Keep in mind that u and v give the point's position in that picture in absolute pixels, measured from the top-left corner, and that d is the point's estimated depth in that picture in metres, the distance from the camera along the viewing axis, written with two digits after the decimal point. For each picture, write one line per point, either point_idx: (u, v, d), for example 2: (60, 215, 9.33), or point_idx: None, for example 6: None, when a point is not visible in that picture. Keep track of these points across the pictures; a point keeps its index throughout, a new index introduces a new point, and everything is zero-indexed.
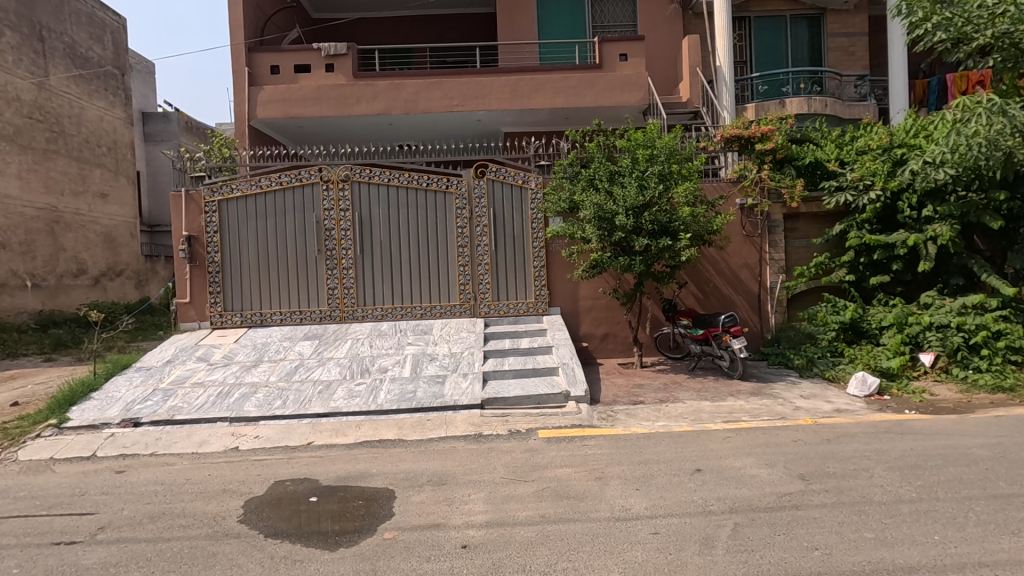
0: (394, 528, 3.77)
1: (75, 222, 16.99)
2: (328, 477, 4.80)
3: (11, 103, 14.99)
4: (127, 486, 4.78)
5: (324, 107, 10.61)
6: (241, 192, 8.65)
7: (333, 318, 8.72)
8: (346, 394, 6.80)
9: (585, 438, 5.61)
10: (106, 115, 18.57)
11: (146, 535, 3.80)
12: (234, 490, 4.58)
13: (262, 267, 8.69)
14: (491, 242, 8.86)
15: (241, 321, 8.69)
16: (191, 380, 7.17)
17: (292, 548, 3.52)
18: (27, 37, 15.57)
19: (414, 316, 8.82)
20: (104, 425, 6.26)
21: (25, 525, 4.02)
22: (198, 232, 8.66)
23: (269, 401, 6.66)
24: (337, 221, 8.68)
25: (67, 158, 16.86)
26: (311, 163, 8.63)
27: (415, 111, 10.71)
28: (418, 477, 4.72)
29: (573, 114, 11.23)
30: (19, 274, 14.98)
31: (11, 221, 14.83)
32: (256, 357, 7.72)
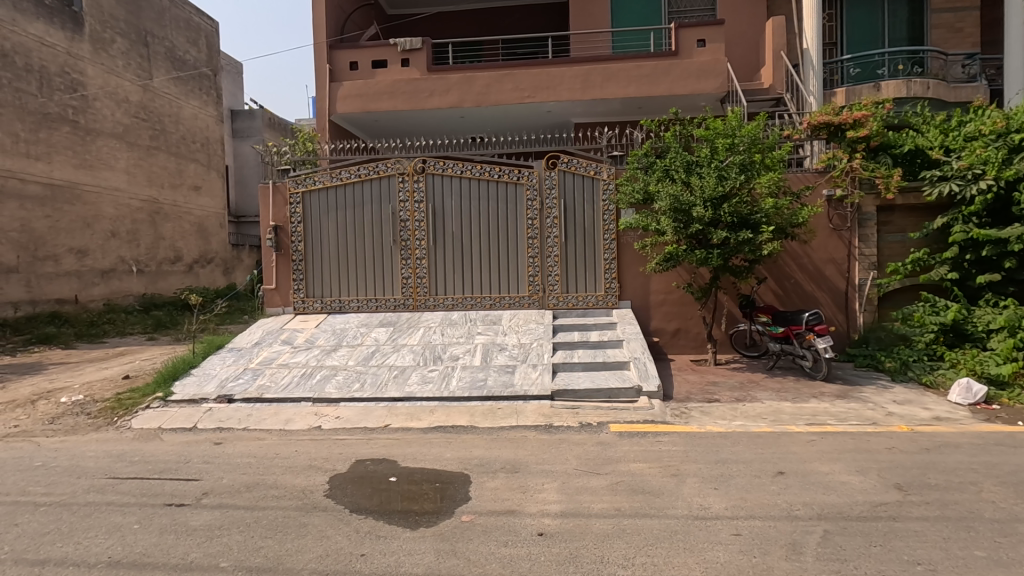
0: (471, 512, 3.86)
1: (173, 213, 18.44)
2: (405, 459, 4.98)
3: (120, 103, 16.44)
4: (224, 457, 5.16)
5: (399, 100, 10.90)
6: (323, 184, 9.06)
7: (406, 307, 8.99)
8: (420, 379, 7.01)
9: (658, 435, 5.50)
10: (200, 113, 19.94)
11: (244, 503, 4.10)
12: (319, 466, 4.85)
13: (342, 257, 9.09)
14: (561, 234, 8.84)
15: (322, 308, 9.13)
16: (277, 361, 7.63)
17: (375, 524, 3.69)
18: (134, 42, 16.99)
19: (483, 307, 8.95)
20: (202, 400, 6.78)
21: (141, 486, 4.45)
22: (284, 222, 9.17)
23: (348, 383, 6.99)
24: (412, 213, 8.93)
25: (167, 154, 18.27)
26: (388, 156, 8.91)
27: (487, 103, 10.80)
28: (491, 463, 4.81)
29: (646, 103, 10.96)
30: (126, 260, 16.48)
31: (119, 212, 16.29)
32: (335, 342, 8.09)
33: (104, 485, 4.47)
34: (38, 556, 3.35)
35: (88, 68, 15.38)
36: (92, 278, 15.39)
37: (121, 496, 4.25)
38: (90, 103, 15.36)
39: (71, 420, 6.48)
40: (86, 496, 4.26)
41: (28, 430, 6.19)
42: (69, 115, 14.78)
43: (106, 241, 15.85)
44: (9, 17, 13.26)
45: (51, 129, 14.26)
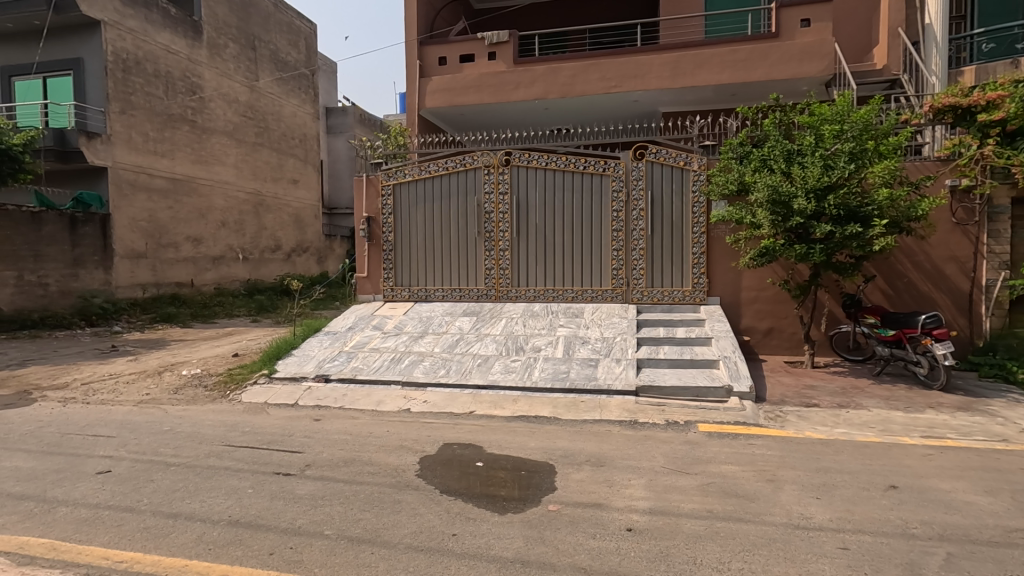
0: (558, 502, 3.87)
1: (274, 205, 19.83)
2: (491, 446, 5.09)
3: (231, 104, 17.86)
4: (323, 433, 5.50)
5: (486, 94, 11.05)
6: (412, 177, 9.38)
7: (489, 298, 9.13)
8: (503, 368, 7.11)
9: (750, 437, 5.25)
10: (299, 111, 21.24)
11: (343, 476, 4.36)
12: (410, 447, 5.05)
13: (428, 247, 9.38)
14: (647, 226, 8.62)
15: (409, 296, 9.48)
16: (368, 345, 8.02)
17: (465, 506, 3.80)
18: (243, 47, 18.37)
19: (565, 299, 8.92)
20: (302, 378, 7.28)
21: (253, 454, 4.85)
22: (376, 213, 9.59)
23: (435, 369, 7.23)
24: (496, 204, 9.04)
25: (270, 149, 19.65)
26: (474, 149, 9.06)
27: (573, 94, 10.70)
28: (576, 456, 4.80)
29: (741, 90, 10.43)
30: (234, 248, 17.96)
31: (229, 204, 17.77)
32: (422, 329, 8.38)
33: (222, 451, 4.92)
34: (171, 509, 3.74)
35: (205, 71, 16.83)
36: (204, 264, 16.91)
37: (236, 462, 4.66)
38: (206, 104, 16.82)
39: (192, 391, 7.18)
40: (207, 460, 4.71)
41: (157, 398, 6.93)
42: (189, 115, 16.25)
43: (217, 230, 17.34)
44: (141, 28, 14.78)
45: (174, 128, 15.76)
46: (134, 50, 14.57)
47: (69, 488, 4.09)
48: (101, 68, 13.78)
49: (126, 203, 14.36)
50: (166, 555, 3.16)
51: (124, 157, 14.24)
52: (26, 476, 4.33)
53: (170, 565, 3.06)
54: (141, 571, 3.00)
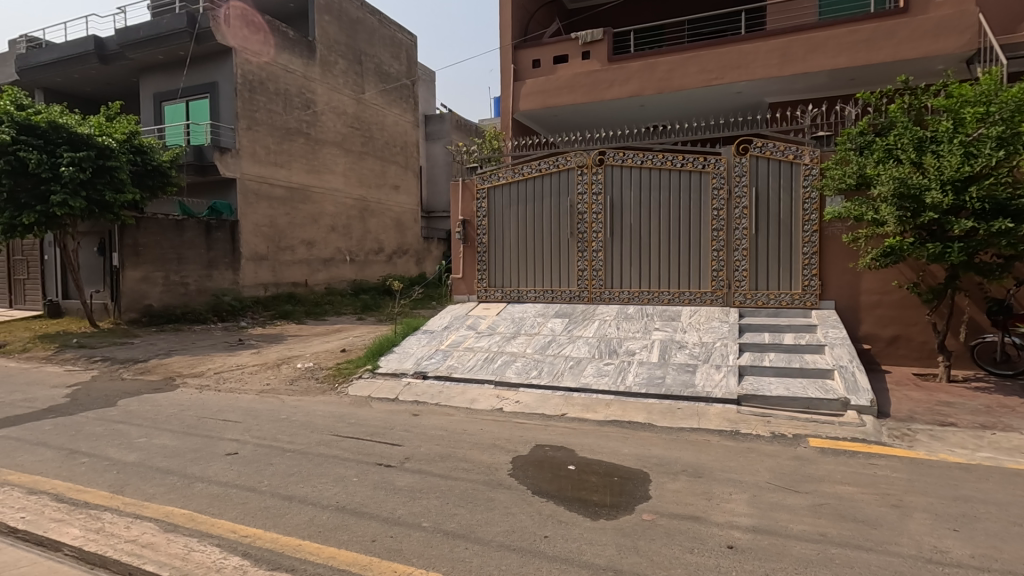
0: (652, 512, 3.74)
1: (377, 209, 21.02)
2: (583, 449, 5.03)
3: (340, 116, 19.18)
4: (421, 427, 5.74)
5: (579, 94, 10.97)
6: (506, 179, 9.52)
7: (581, 299, 9.05)
8: (595, 371, 7.02)
9: (870, 456, 4.77)
10: (400, 120, 22.32)
11: (439, 471, 4.52)
12: (503, 447, 5.12)
13: (521, 249, 9.48)
14: (751, 225, 8.13)
15: (502, 297, 9.64)
16: (463, 344, 8.26)
17: (557, 509, 3.79)
18: (351, 62, 19.66)
19: (660, 302, 8.64)
20: (402, 374, 7.64)
21: (358, 445, 5.17)
22: (471, 216, 9.85)
23: (527, 369, 7.28)
24: (590, 205, 8.92)
25: (374, 158, 20.84)
26: (567, 150, 9.02)
27: (670, 89, 10.33)
28: (672, 465, 4.61)
29: (861, 74, 9.51)
30: (342, 251, 19.28)
31: (338, 209, 19.09)
32: (515, 330, 8.48)
33: (330, 441, 5.28)
34: (286, 492, 4.08)
35: (318, 87, 18.22)
36: (317, 266, 18.30)
37: (343, 451, 4.99)
38: (318, 118, 18.20)
39: (305, 383, 7.81)
40: (318, 448, 5.08)
41: (276, 388, 7.62)
42: (303, 128, 17.67)
43: (328, 234, 18.70)
44: (265, 51, 16.32)
45: (291, 141, 17.22)
46: (259, 72, 16.11)
47: (204, 465, 4.61)
48: (232, 90, 15.38)
49: (252, 211, 15.91)
50: (283, 534, 3.45)
51: (249, 169, 15.79)
52: (170, 453, 4.92)
53: (286, 543, 3.33)
54: (261, 546, 3.30)
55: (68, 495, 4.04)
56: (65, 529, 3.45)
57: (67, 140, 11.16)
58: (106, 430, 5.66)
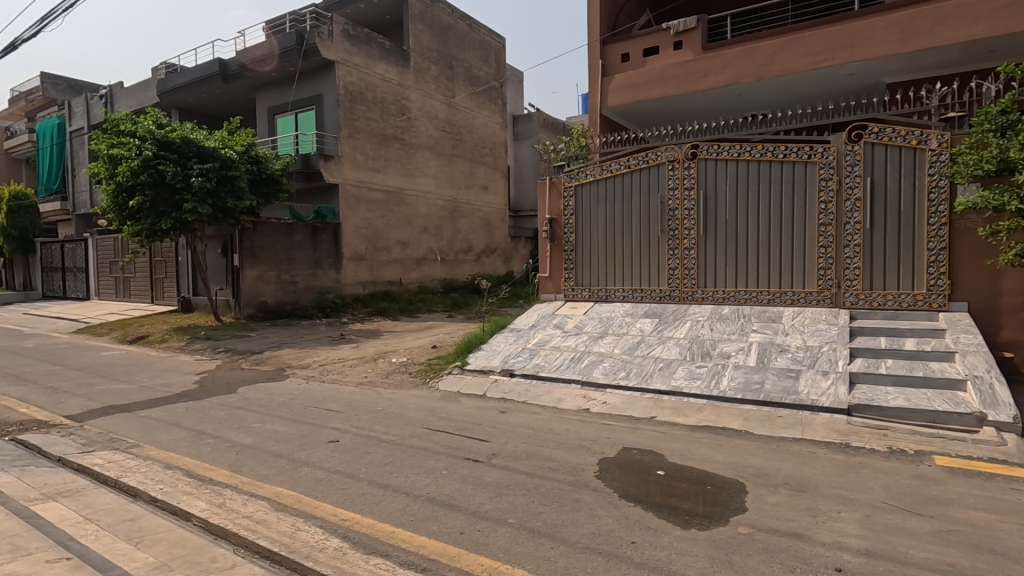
0: (749, 525, 3.53)
1: (467, 210, 21.57)
2: (674, 455, 4.85)
3: (432, 120, 19.88)
4: (507, 424, 5.82)
5: (670, 86, 10.56)
6: (594, 177, 9.39)
7: (672, 299, 8.71)
8: (687, 374, 6.73)
9: (1010, 480, 4.19)
10: (489, 121, 22.70)
11: (525, 468, 4.55)
12: (589, 447, 5.07)
13: (609, 247, 9.32)
14: (865, 219, 7.44)
15: (589, 296, 9.53)
16: (550, 343, 8.26)
17: (645, 515, 3.68)
18: (443, 67, 20.30)
19: (759, 302, 8.14)
20: (489, 371, 7.78)
21: (448, 439, 5.34)
22: (558, 215, 9.82)
23: (614, 370, 7.15)
24: (681, 201, 8.56)
25: (464, 160, 21.39)
26: (658, 144, 8.70)
27: (771, 75, 9.67)
28: (772, 477, 4.31)
29: (1003, 44, 8.37)
30: (433, 251, 20.00)
31: (430, 211, 19.81)
32: (602, 329, 8.35)
33: (421, 434, 5.49)
34: (382, 480, 4.30)
35: (412, 94, 19.01)
36: (410, 265, 19.12)
37: (433, 444, 5.18)
38: (412, 123, 18.97)
39: (399, 377, 8.21)
40: (411, 440, 5.31)
41: (373, 381, 8.08)
42: (398, 134, 18.52)
43: (420, 235, 19.48)
44: (364, 63, 17.29)
45: (387, 147, 18.13)
46: (358, 83, 17.11)
47: (309, 451, 4.97)
48: (335, 101, 16.44)
49: (352, 213, 16.96)
50: (378, 521, 3.63)
51: (350, 174, 16.83)
52: (281, 438, 5.37)
53: (381, 529, 3.51)
54: (359, 530, 3.50)
55: (197, 471, 4.52)
56: (193, 502, 3.86)
57: (197, 153, 12.51)
58: (227, 414, 6.28)
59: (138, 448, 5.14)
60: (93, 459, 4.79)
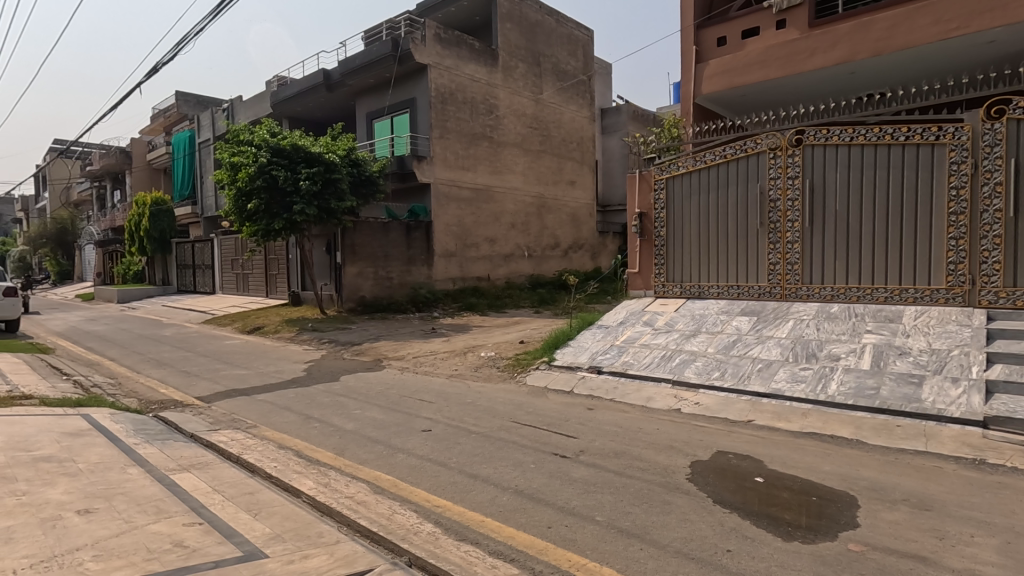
0: (861, 542, 3.24)
1: (554, 206, 21.53)
2: (774, 461, 4.57)
3: (520, 117, 20.04)
4: (595, 422, 5.76)
5: (772, 68, 9.90)
6: (687, 168, 9.02)
7: (773, 296, 8.17)
8: (789, 376, 6.30)
9: None
10: (577, 116, 22.46)
11: (613, 467, 4.49)
12: (681, 449, 4.90)
13: (703, 241, 8.92)
14: (1007, 206, 6.54)
15: (681, 292, 9.19)
16: (640, 341, 8.05)
17: (742, 523, 3.50)
18: (530, 64, 20.38)
19: (874, 300, 7.44)
20: (577, 367, 7.73)
21: (536, 433, 5.38)
22: (648, 209, 9.55)
23: (708, 370, 6.84)
24: (784, 191, 8.00)
25: (552, 155, 21.36)
26: (758, 131, 8.17)
27: (891, 49, 8.77)
28: (890, 492, 3.92)
29: None
30: (521, 247, 20.20)
31: (518, 207, 20.02)
32: (695, 327, 8.02)
33: (510, 427, 5.58)
34: (471, 470, 4.43)
35: (500, 92, 19.26)
36: (498, 261, 19.46)
37: (521, 438, 5.24)
38: (500, 121, 19.24)
39: (488, 370, 8.40)
40: (499, 433, 5.42)
41: (463, 374, 8.32)
42: (487, 132, 18.87)
43: (508, 231, 19.75)
44: (454, 64, 17.77)
45: (476, 146, 18.54)
46: (449, 84, 17.62)
47: (404, 439, 5.22)
48: (427, 103, 17.07)
49: (443, 211, 17.54)
50: (469, 509, 3.74)
51: (441, 174, 17.42)
52: (379, 425, 5.69)
53: (471, 518, 3.62)
54: (451, 517, 3.63)
55: (305, 452, 4.91)
56: (303, 481, 4.19)
57: (304, 158, 13.52)
58: (331, 401, 6.75)
59: (256, 429, 5.67)
60: (219, 436, 5.35)
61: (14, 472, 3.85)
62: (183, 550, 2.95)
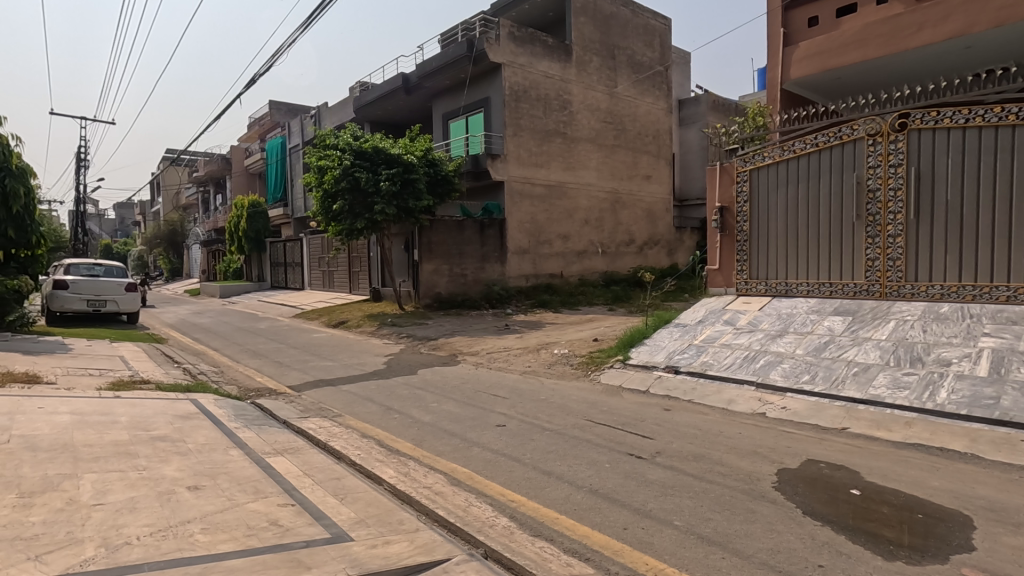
0: (977, 568, 2.93)
1: (629, 201, 21.07)
2: (873, 473, 4.23)
3: (594, 112, 19.78)
4: (673, 423, 5.58)
5: (871, 47, 9.12)
6: (773, 159, 8.53)
7: (871, 295, 7.55)
8: (890, 382, 5.80)
9: None
10: (653, 108, 21.81)
11: (692, 470, 4.34)
12: (766, 455, 4.65)
13: (791, 236, 8.39)
14: None
15: (766, 290, 8.70)
16: (720, 340, 7.71)
17: (836, 537, 3.27)
18: (605, 57, 20.04)
19: (992, 300, 6.69)
20: (653, 367, 7.53)
21: (610, 433, 5.30)
22: (730, 203, 9.11)
23: (796, 373, 6.45)
24: (885, 181, 7.36)
25: (626, 150, 20.91)
26: (855, 116, 7.57)
27: (1015, 19, 7.83)
28: (1014, 514, 3.51)
29: None
30: (594, 243, 19.95)
31: (591, 203, 19.78)
32: (781, 327, 7.58)
33: (584, 425, 5.54)
34: (545, 467, 4.44)
35: (574, 88, 19.09)
36: (571, 258, 19.32)
37: (596, 437, 5.18)
38: (574, 117, 19.08)
39: (562, 368, 8.37)
40: (573, 430, 5.39)
41: (537, 370, 8.35)
42: (560, 129, 18.79)
43: (581, 227, 19.57)
44: (528, 62, 17.82)
45: (550, 142, 18.50)
46: (523, 82, 17.70)
47: (479, 433, 5.32)
48: (501, 101, 17.24)
49: (516, 209, 17.66)
50: (543, 506, 3.75)
51: (515, 171, 17.55)
52: (455, 419, 5.82)
53: (546, 514, 3.62)
54: (525, 512, 3.66)
55: (387, 441, 5.12)
56: (385, 469, 4.37)
57: (385, 160, 14.09)
58: (410, 394, 6.99)
59: (341, 418, 6.00)
60: (309, 423, 5.71)
61: (135, 449, 4.29)
62: (278, 529, 3.17)
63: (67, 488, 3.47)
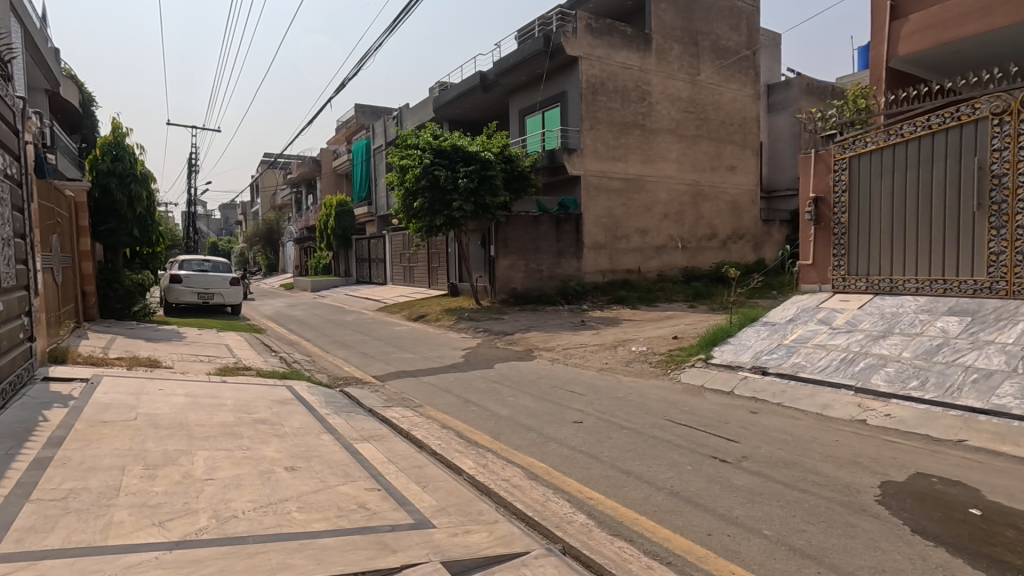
0: None
1: (711, 193, 20.18)
2: (997, 492, 3.78)
3: (675, 102, 19.09)
4: (760, 427, 5.29)
5: (998, 15, 8.14)
6: (877, 144, 7.85)
7: (994, 293, 6.76)
8: (1018, 392, 5.15)
9: None
10: (739, 95, 20.70)
11: (782, 478, 4.09)
12: (867, 466, 4.29)
13: (897, 227, 7.69)
14: None
15: (866, 287, 8.02)
16: (813, 341, 7.22)
17: (951, 560, 2.96)
18: (686, 44, 19.26)
19: None
20: (738, 367, 7.18)
21: (692, 434, 5.11)
22: (826, 193, 8.51)
23: (902, 378, 5.90)
24: (1014, 164, 6.54)
25: (709, 140, 20.01)
26: (977, 93, 6.78)
27: None
28: None
29: None
30: (674, 238, 19.30)
31: (671, 197, 19.13)
32: (885, 328, 6.96)
33: (664, 425, 5.38)
34: (624, 466, 4.35)
35: (653, 77, 18.53)
36: (650, 253, 18.81)
37: (677, 438, 5.01)
38: (653, 107, 18.52)
39: (640, 366, 8.17)
40: (652, 430, 5.25)
41: (614, 368, 8.21)
42: (639, 120, 18.31)
43: (660, 222, 19.00)
44: (605, 53, 17.49)
45: (628, 135, 18.09)
46: (600, 74, 17.41)
47: (556, 428, 5.31)
48: (578, 95, 17.06)
49: (593, 203, 17.43)
50: (622, 505, 3.68)
51: (591, 165, 17.32)
52: (531, 414, 5.84)
53: (625, 514, 3.56)
54: (604, 511, 3.61)
55: (465, 433, 5.24)
56: (463, 460, 4.47)
57: (463, 157, 14.40)
58: (487, 387, 7.11)
59: (422, 408, 6.21)
60: (392, 412, 5.95)
61: (240, 430, 4.68)
62: (366, 512, 3.33)
63: (184, 462, 3.84)
